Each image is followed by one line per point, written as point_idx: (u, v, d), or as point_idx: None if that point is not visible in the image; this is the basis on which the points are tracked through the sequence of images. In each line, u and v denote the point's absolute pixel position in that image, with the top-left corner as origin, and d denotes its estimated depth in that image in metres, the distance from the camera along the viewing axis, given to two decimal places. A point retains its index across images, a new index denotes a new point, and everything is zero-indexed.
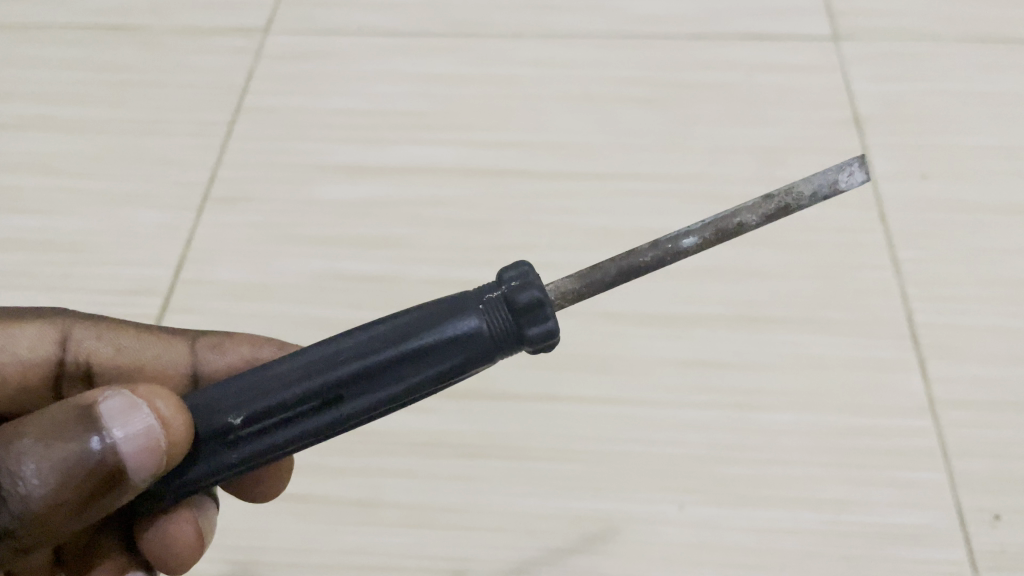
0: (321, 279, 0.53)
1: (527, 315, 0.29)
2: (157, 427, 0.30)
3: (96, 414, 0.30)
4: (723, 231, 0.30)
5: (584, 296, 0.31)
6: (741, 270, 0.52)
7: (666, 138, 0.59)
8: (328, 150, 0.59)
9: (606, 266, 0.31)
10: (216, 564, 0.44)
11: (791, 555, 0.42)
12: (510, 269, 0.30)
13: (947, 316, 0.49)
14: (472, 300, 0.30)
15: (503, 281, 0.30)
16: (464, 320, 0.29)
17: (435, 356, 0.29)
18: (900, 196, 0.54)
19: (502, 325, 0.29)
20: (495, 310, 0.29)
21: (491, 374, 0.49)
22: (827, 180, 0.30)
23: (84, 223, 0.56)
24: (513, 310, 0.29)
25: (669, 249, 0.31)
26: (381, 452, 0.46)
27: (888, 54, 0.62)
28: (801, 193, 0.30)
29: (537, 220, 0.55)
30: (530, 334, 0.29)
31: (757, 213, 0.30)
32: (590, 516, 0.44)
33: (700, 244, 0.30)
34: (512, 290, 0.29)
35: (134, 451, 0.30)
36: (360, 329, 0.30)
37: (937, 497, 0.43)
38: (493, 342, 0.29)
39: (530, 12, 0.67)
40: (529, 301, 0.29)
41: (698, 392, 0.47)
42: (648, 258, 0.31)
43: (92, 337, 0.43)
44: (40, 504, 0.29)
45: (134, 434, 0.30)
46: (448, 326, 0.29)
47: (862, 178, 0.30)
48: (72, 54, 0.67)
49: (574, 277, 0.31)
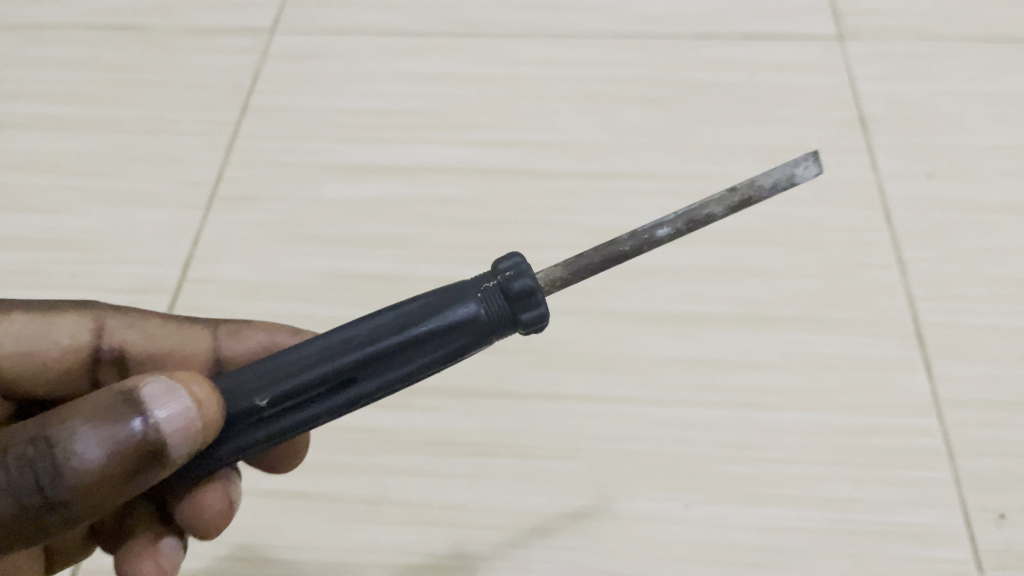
0: (326, 278, 0.53)
1: (521, 302, 0.30)
2: (191, 408, 0.30)
3: (137, 398, 0.30)
4: (694, 223, 0.31)
5: (570, 284, 0.31)
6: (746, 269, 0.52)
7: (672, 138, 0.59)
8: (333, 150, 0.60)
9: (590, 257, 0.31)
10: (222, 561, 0.44)
11: (796, 553, 0.42)
12: (504, 260, 0.30)
13: (952, 315, 0.49)
14: (469, 289, 0.30)
15: (498, 271, 0.30)
16: (463, 307, 0.30)
17: (436, 341, 0.30)
18: (906, 196, 0.54)
19: (500, 311, 0.30)
20: (491, 297, 0.30)
21: (496, 372, 0.49)
22: (786, 173, 0.30)
23: (93, 222, 0.57)
24: (508, 298, 0.30)
25: (644, 239, 0.31)
26: (388, 451, 0.46)
27: (892, 54, 0.63)
28: (762, 185, 0.30)
29: (541, 218, 0.55)
30: (524, 318, 0.30)
31: (722, 205, 0.31)
32: (595, 515, 0.44)
33: (672, 235, 0.31)
34: (507, 279, 0.30)
35: (174, 432, 0.30)
36: (366, 319, 0.30)
37: (943, 496, 0.43)
38: (490, 327, 0.30)
39: (535, 12, 0.67)
40: (523, 289, 0.30)
41: (703, 391, 0.47)
42: (627, 247, 0.31)
43: (122, 327, 0.43)
44: (90, 478, 0.28)
45: (174, 416, 0.30)
46: (448, 313, 0.30)
47: (816, 171, 0.31)
48: (82, 55, 0.67)
49: (560, 265, 0.31)
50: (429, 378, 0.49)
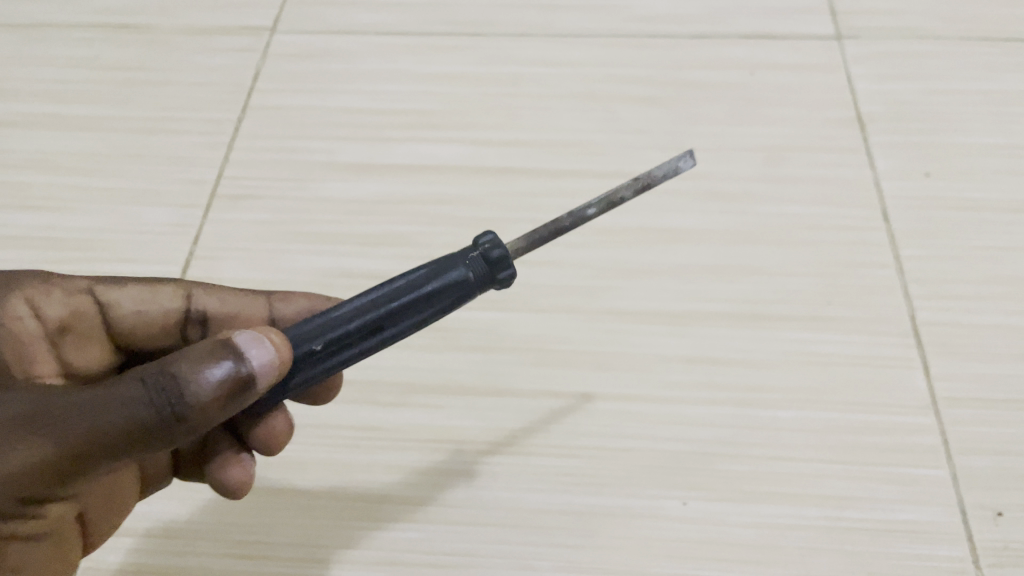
0: (325, 276, 0.53)
1: (500, 266, 0.35)
2: (272, 350, 0.33)
3: (231, 344, 0.32)
4: (613, 204, 0.37)
5: (528, 252, 0.37)
6: (744, 268, 0.52)
7: (670, 137, 0.59)
8: (333, 148, 0.60)
9: (539, 230, 0.36)
10: (226, 559, 0.43)
11: (794, 551, 0.42)
12: (481, 235, 0.36)
13: (949, 314, 0.49)
14: (456, 257, 0.35)
15: (479, 243, 0.35)
16: (453, 272, 0.35)
17: (432, 300, 0.35)
18: (903, 195, 0.55)
19: (486, 274, 0.35)
20: (475, 264, 0.35)
21: (494, 370, 0.49)
22: (671, 165, 0.37)
23: (93, 220, 0.57)
24: (489, 263, 0.35)
25: (578, 217, 0.36)
26: (388, 448, 0.47)
27: (889, 54, 0.63)
28: (654, 174, 0.37)
29: (540, 217, 0.55)
30: (501, 278, 0.35)
31: (631, 189, 0.37)
32: (593, 512, 0.44)
33: (600, 213, 0.36)
34: (487, 249, 0.35)
35: (263, 373, 0.32)
36: (379, 286, 0.35)
37: (939, 495, 0.43)
38: (475, 288, 0.35)
39: (534, 12, 0.68)
40: (501, 255, 0.35)
41: (701, 389, 0.47)
42: (567, 223, 0.36)
43: (210, 296, 0.44)
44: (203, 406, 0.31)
45: (265, 360, 0.32)
46: (442, 278, 0.35)
47: (693, 162, 0.37)
48: (83, 55, 0.67)
49: (521, 237, 0.36)
50: (427, 376, 0.49)
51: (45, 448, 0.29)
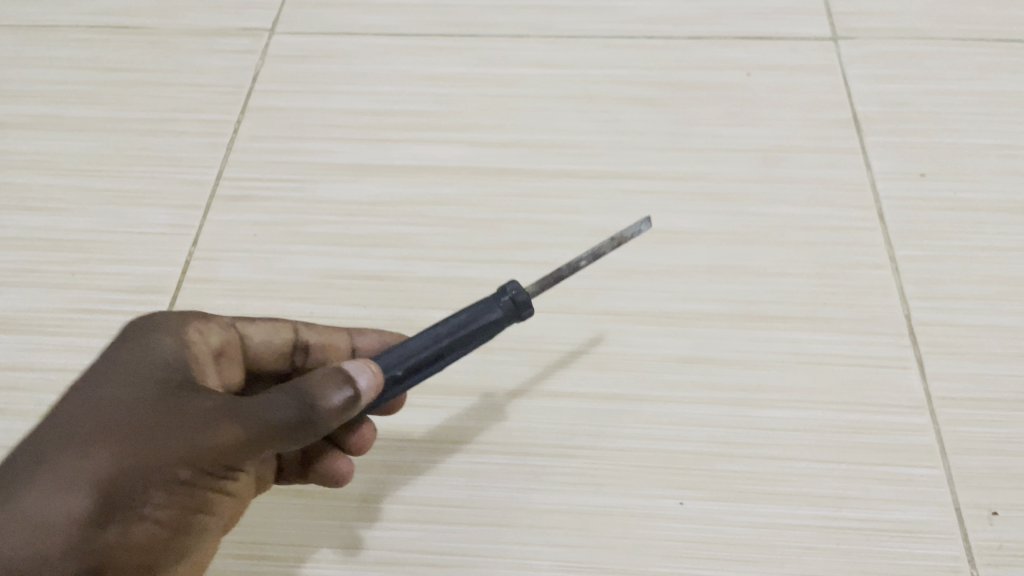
0: (324, 277, 0.53)
1: (524, 307, 0.39)
2: (374, 379, 0.37)
3: (342, 371, 0.36)
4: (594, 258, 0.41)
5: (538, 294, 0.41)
6: (741, 268, 0.52)
7: (668, 137, 0.59)
8: (332, 149, 0.60)
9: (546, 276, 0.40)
10: (224, 559, 0.43)
11: (789, 550, 0.42)
12: (508, 282, 0.40)
13: (945, 314, 0.49)
14: (489, 301, 0.39)
15: (508, 289, 0.39)
16: (488, 315, 0.39)
17: (471, 340, 0.39)
18: (900, 196, 0.55)
19: (514, 312, 0.39)
20: (506, 305, 0.39)
21: (493, 370, 0.49)
22: (636, 226, 0.42)
23: (92, 220, 0.57)
24: (516, 305, 0.39)
25: (572, 266, 0.41)
26: (388, 449, 0.47)
27: (886, 55, 0.63)
28: (624, 234, 0.42)
29: (538, 217, 0.55)
30: (525, 315, 0.39)
31: (608, 246, 0.41)
32: (589, 511, 0.44)
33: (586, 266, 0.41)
34: (515, 294, 0.39)
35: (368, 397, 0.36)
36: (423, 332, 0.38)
37: (934, 494, 0.43)
38: (505, 325, 0.39)
39: (532, 14, 0.68)
40: (525, 299, 0.39)
41: (698, 390, 0.48)
42: (564, 270, 0.41)
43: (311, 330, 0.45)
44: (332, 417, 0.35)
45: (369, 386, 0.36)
46: (479, 320, 0.38)
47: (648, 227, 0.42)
48: (83, 57, 0.68)
49: (534, 282, 0.40)
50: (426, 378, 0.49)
51: (231, 433, 0.34)
